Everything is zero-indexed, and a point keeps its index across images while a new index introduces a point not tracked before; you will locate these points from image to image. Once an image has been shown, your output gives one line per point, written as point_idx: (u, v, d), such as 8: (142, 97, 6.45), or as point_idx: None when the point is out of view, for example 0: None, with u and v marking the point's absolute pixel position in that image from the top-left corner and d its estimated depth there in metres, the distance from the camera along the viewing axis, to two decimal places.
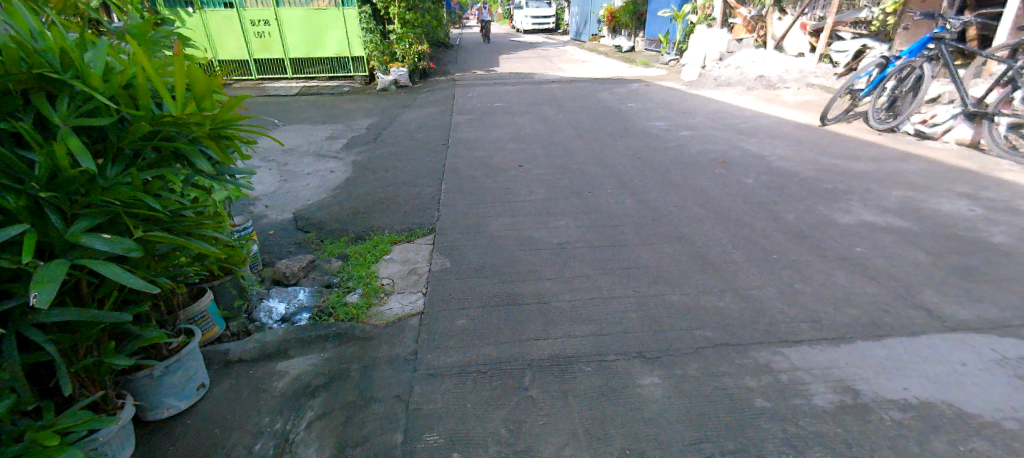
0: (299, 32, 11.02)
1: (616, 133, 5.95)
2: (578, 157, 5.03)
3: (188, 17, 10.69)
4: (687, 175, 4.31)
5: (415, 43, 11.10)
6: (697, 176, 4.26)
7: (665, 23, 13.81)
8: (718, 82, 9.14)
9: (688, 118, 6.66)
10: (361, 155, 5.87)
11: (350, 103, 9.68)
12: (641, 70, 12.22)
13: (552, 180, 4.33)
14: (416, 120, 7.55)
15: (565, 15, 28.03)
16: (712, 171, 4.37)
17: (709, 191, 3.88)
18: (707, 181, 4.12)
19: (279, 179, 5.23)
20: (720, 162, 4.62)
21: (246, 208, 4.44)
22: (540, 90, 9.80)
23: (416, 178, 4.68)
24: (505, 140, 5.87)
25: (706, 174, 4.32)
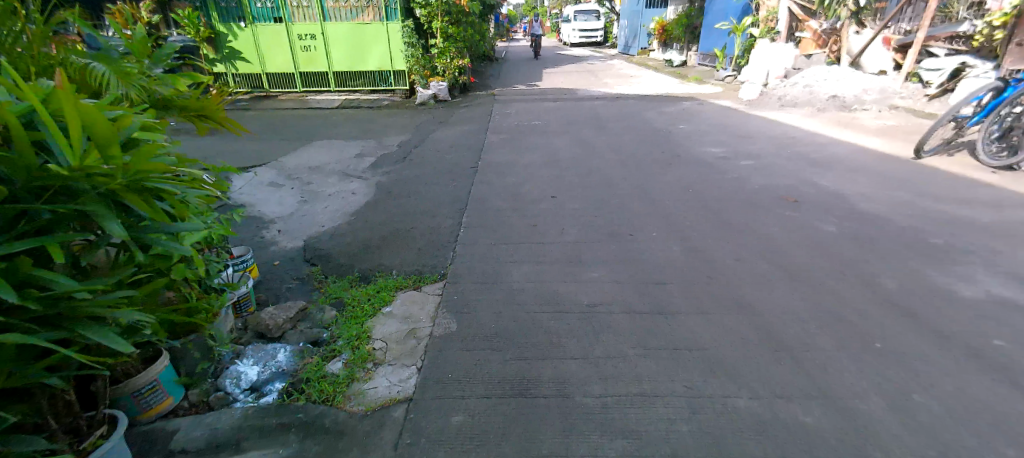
0: (344, 46, 11.05)
1: (665, 161, 5.39)
2: (619, 188, 4.50)
3: (239, 31, 10.82)
4: (749, 216, 3.70)
5: (456, 58, 10.86)
6: (761, 217, 3.67)
7: (723, 37, 13.00)
8: (783, 102, 8.32)
9: (747, 143, 5.97)
10: (387, 176, 5.55)
11: (388, 117, 9.51)
12: (694, 86, 11.47)
13: (589, 217, 3.83)
14: (450, 138, 7.21)
15: (612, 28, 27.48)
16: (779, 212, 3.74)
17: (777, 241, 3.28)
18: (773, 225, 3.51)
19: (299, 199, 4.97)
20: (789, 201, 3.98)
21: (258, 234, 4.13)
22: (582, 108, 9.29)
23: (439, 207, 4.29)
24: (541, 165, 5.41)
25: (771, 215, 3.71)
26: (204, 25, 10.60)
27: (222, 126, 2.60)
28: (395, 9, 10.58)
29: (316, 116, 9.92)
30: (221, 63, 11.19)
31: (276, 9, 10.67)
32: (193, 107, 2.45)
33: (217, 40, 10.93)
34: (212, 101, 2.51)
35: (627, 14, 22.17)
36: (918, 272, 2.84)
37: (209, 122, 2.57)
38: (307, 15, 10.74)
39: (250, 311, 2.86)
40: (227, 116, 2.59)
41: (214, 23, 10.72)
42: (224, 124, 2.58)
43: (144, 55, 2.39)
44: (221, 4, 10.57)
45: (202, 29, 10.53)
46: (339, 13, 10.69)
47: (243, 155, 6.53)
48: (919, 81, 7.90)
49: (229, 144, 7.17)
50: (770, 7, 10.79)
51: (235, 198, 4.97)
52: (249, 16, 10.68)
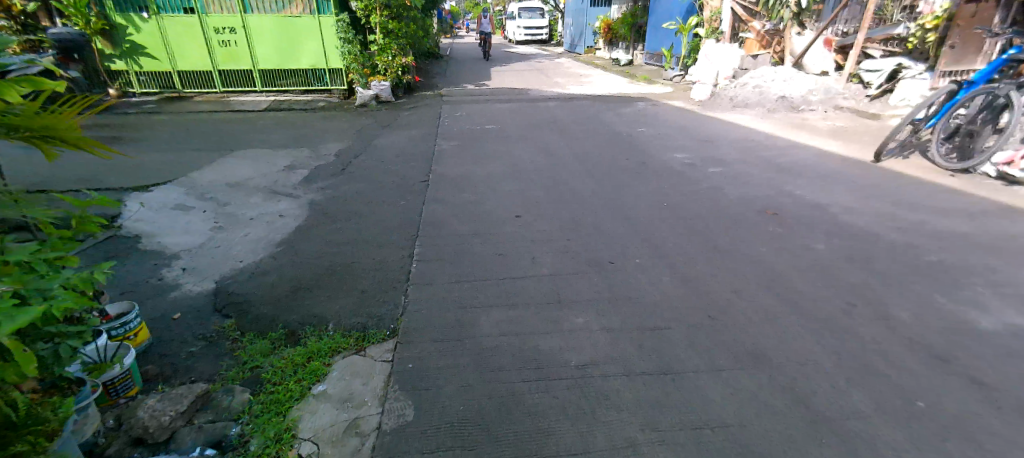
0: (270, 40, 10.23)
1: (629, 169, 5.05)
2: (589, 204, 4.08)
3: (143, 23, 9.85)
4: (736, 233, 3.36)
5: (398, 55, 10.08)
6: (748, 235, 3.34)
7: (670, 37, 12.92)
8: (734, 103, 8.19)
9: (711, 147, 5.76)
10: (322, 194, 5.03)
11: (324, 122, 8.76)
12: (644, 86, 11.32)
13: (561, 241, 3.37)
14: (395, 147, 6.58)
15: (558, 26, 27.37)
16: (764, 227, 3.43)
17: (772, 263, 2.94)
18: (763, 245, 3.17)
19: (212, 225, 4.53)
20: (774, 214, 3.68)
21: (157, 272, 3.71)
22: (536, 110, 8.89)
23: (386, 234, 3.71)
24: (498, 177, 4.92)
25: (759, 231, 3.38)
26: (96, 15, 9.56)
27: (77, 150, 1.90)
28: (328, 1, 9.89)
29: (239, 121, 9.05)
30: (120, 59, 10.14)
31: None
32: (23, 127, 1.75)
33: (114, 33, 9.87)
34: (57, 119, 1.79)
35: (572, 13, 22.06)
36: (932, 298, 2.54)
37: (58, 144, 1.89)
38: (225, 6, 9.91)
39: (129, 394, 2.38)
40: (85, 138, 1.90)
41: (109, 13, 9.69)
42: (80, 147, 1.88)
43: None
44: None
45: (94, 21, 9.51)
46: (263, 5, 9.98)
47: (151, 174, 5.84)
48: (860, 82, 7.98)
49: (139, 163, 6.32)
50: (715, 7, 10.69)
51: (132, 225, 4.52)
52: (153, 7, 9.74)
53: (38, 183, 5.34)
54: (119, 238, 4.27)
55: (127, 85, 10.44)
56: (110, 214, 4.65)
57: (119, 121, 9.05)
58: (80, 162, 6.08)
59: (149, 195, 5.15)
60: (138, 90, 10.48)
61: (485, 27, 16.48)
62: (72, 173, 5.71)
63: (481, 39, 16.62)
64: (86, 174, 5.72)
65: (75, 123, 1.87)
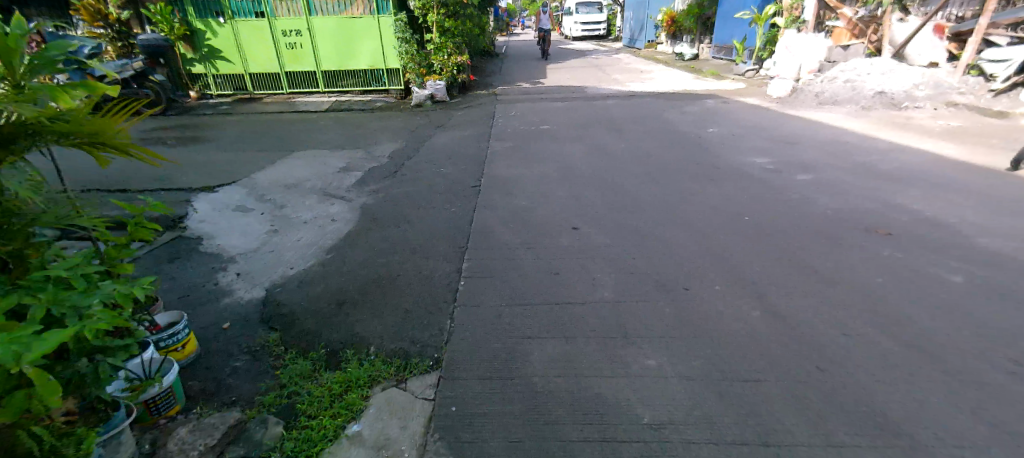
0: (332, 41, 10.44)
1: (699, 174, 4.60)
2: (655, 215, 3.70)
3: (219, 27, 10.31)
4: (832, 256, 2.90)
5: (454, 54, 9.99)
6: (848, 259, 2.86)
7: (743, 27, 12.16)
8: (821, 100, 7.48)
9: (791, 151, 5.19)
10: (374, 197, 4.96)
11: (380, 122, 8.84)
12: (713, 82, 10.60)
13: (625, 258, 3.04)
14: (449, 149, 6.43)
15: (616, 21, 26.61)
16: (867, 250, 2.94)
17: (885, 297, 2.46)
18: (867, 273, 2.70)
19: (268, 229, 4.45)
20: (879, 232, 3.16)
21: (212, 276, 3.66)
22: (594, 108, 8.49)
23: (433, 244, 3.52)
24: (553, 181, 4.62)
25: (861, 254, 2.90)
26: (179, 20, 10.11)
27: (126, 154, 1.93)
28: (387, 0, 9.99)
29: (302, 122, 9.28)
30: (199, 63, 10.69)
31: (257, 3, 10.13)
32: (79, 133, 1.75)
33: (194, 37, 10.39)
34: (110, 123, 1.81)
35: (632, 6, 21.29)
36: None
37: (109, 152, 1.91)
38: (291, 9, 10.20)
39: (172, 413, 2.22)
40: (133, 143, 1.94)
41: (190, 19, 10.21)
42: (129, 152, 1.92)
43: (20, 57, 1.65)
44: None
45: (177, 26, 10.06)
46: (326, 7, 10.15)
47: (213, 174, 5.97)
48: (980, 74, 7.01)
49: (207, 163, 6.53)
50: None
51: (196, 226, 4.52)
52: (228, 11, 10.15)
53: (116, 182, 5.57)
54: (182, 241, 4.24)
55: (206, 87, 10.99)
56: (176, 215, 4.70)
57: (193, 122, 9.51)
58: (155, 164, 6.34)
59: (215, 196, 5.20)
60: (215, 92, 11.01)
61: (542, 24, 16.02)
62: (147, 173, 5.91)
63: (539, 37, 16.24)
64: (160, 173, 5.93)
65: (124, 129, 1.90)
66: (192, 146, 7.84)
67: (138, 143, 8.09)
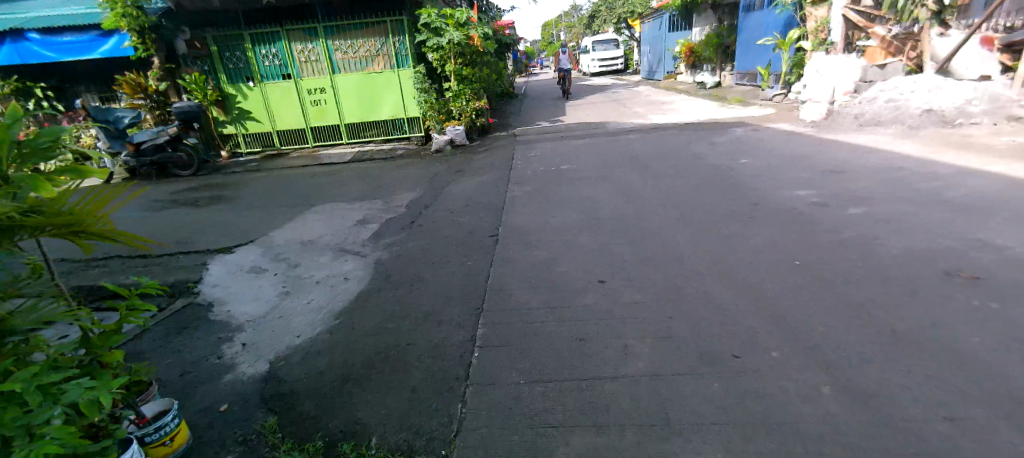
0: (355, 97, 10.69)
1: (734, 216, 4.27)
2: (688, 266, 3.41)
3: (248, 91, 10.63)
4: (900, 315, 2.60)
5: (472, 100, 10.04)
6: (916, 320, 2.55)
7: (766, 53, 11.92)
8: (862, 121, 7.25)
9: (833, 186, 4.84)
10: (389, 251, 4.77)
11: (401, 170, 8.85)
12: (739, 109, 10.30)
13: (659, 320, 2.74)
14: (468, 196, 6.29)
15: (633, 56, 26.73)
16: (937, 305, 2.65)
17: (981, 378, 2.11)
18: (944, 339, 2.39)
19: (279, 291, 4.26)
20: (954, 283, 2.85)
21: (217, 348, 3.42)
22: (616, 143, 8.28)
23: (447, 306, 3.27)
24: (576, 229, 4.39)
25: (932, 314, 2.58)
26: (212, 87, 10.45)
27: (108, 240, 2.02)
28: (406, 55, 10.23)
29: (324, 174, 9.32)
30: (231, 124, 11.01)
31: (285, 66, 10.46)
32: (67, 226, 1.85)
33: (226, 102, 10.73)
34: (94, 214, 1.91)
35: (650, 40, 21.33)
36: None
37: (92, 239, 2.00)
38: (316, 69, 10.48)
39: None
40: (114, 229, 2.02)
41: (223, 85, 10.54)
42: (110, 238, 2.01)
43: (11, 155, 1.77)
44: (229, 65, 10.40)
45: (210, 92, 10.39)
46: (349, 64, 10.42)
47: (228, 234, 5.87)
48: None
49: (231, 223, 6.53)
50: (820, 17, 9.78)
51: (209, 290, 4.37)
52: (257, 75, 10.49)
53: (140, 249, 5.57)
54: (192, 310, 4.05)
55: (236, 146, 11.30)
56: (192, 279, 4.58)
57: (221, 181, 9.66)
58: (181, 228, 6.38)
59: (231, 258, 5.06)
60: (244, 150, 11.29)
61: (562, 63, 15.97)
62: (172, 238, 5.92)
63: (559, 76, 16.22)
64: (183, 238, 5.91)
65: (107, 218, 2.01)
66: (219, 205, 7.94)
67: (165, 204, 8.20)
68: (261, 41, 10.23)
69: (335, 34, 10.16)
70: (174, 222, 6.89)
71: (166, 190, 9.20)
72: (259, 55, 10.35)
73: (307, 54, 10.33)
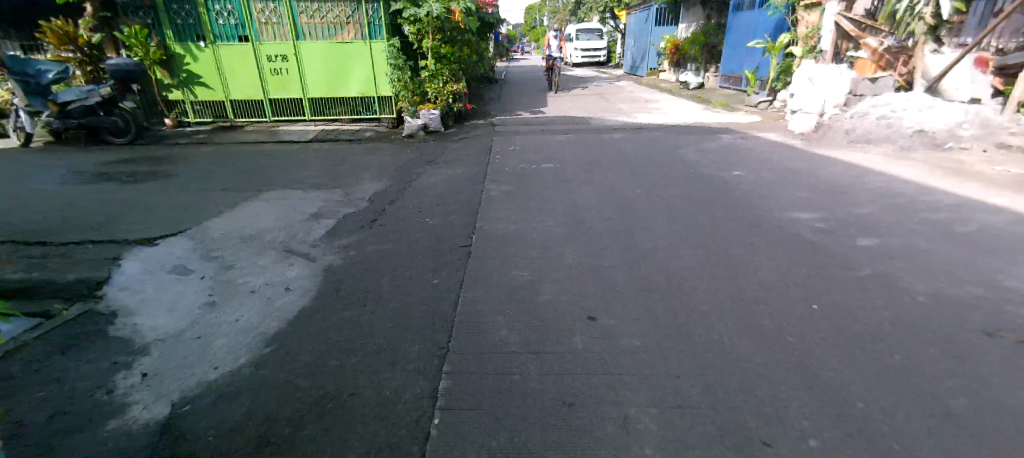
0: (321, 67, 9.79)
1: (735, 242, 3.86)
2: (692, 302, 2.94)
3: (199, 52, 9.68)
4: (949, 387, 2.17)
5: (450, 82, 9.29)
6: (970, 397, 2.11)
7: (754, 56, 11.72)
8: (852, 138, 6.98)
9: (837, 208, 4.47)
10: (344, 256, 4.45)
11: (368, 154, 8.15)
12: (724, 114, 10.04)
13: (665, 380, 2.26)
14: (440, 196, 5.75)
15: (617, 48, 26.40)
16: (991, 379, 2.23)
17: None
18: (1010, 427, 1.95)
19: (206, 302, 3.81)
20: (994, 345, 2.46)
21: (109, 377, 2.77)
22: (600, 142, 7.85)
23: (405, 341, 2.71)
24: (560, 249, 3.91)
25: (992, 390, 2.15)
26: (156, 45, 9.44)
27: None
28: (380, 26, 9.43)
29: (280, 154, 8.47)
30: (177, 89, 10.01)
31: (243, 26, 9.54)
32: None
33: (171, 62, 9.73)
34: None
35: (635, 34, 21.01)
36: None
37: None
38: (277, 32, 9.57)
39: None
40: None
41: (169, 43, 9.57)
42: None
43: None
44: (178, 20, 9.45)
45: (152, 50, 9.36)
46: (316, 30, 9.54)
47: (162, 218, 5.51)
48: None
49: (168, 209, 5.86)
50: (812, 22, 9.69)
51: (118, 297, 3.93)
52: (209, 35, 9.55)
53: (41, 242, 4.91)
54: (97, 321, 3.57)
55: (183, 115, 10.27)
56: (95, 278, 4.20)
57: (159, 153, 8.65)
58: (111, 215, 5.64)
59: (152, 251, 4.71)
60: (193, 120, 10.26)
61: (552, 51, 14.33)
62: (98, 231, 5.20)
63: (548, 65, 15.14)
64: (104, 232, 5.14)
65: None
66: (159, 181, 7.12)
67: (93, 177, 7.30)
68: None
69: None
70: (99, 201, 6.22)
71: (95, 160, 8.19)
72: (213, 12, 9.43)
73: (268, 15, 9.42)
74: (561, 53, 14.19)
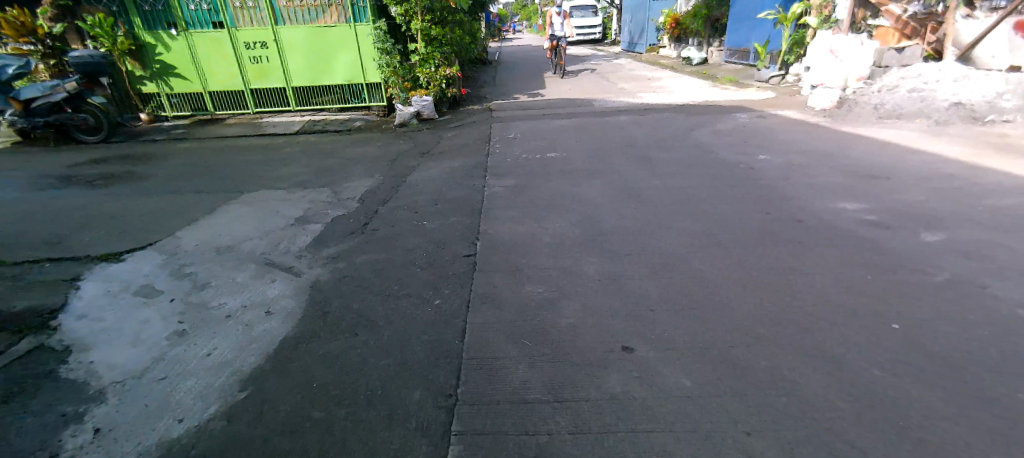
0: (303, 54, 9.17)
1: (775, 241, 3.40)
2: (742, 322, 2.51)
3: (171, 40, 9.06)
4: None
5: (442, 66, 8.69)
6: None
7: (762, 28, 11.09)
8: (881, 113, 6.45)
9: (881, 195, 3.99)
10: (332, 270, 4.01)
11: (357, 146, 7.62)
12: (733, 91, 9.49)
13: (730, 436, 1.82)
14: (437, 193, 5.27)
15: (613, 25, 25.61)
16: None
17: None
18: None
19: (173, 332, 3.49)
20: None
21: (57, 435, 2.54)
22: (605, 125, 7.34)
23: (404, 389, 2.32)
24: (577, 259, 3.46)
25: None
26: (123, 34, 8.85)
27: None
28: (364, 7, 8.79)
29: (262, 149, 7.93)
30: (151, 81, 9.41)
31: (216, 12, 8.91)
32: None
33: (142, 53, 9.14)
34: None
35: (631, 10, 20.30)
36: None
37: None
38: (254, 18, 8.94)
39: None
40: None
41: (138, 32, 8.97)
42: None
43: None
44: (146, 7, 8.82)
45: (121, 41, 8.78)
46: (295, 14, 8.91)
47: (130, 232, 5.11)
48: None
49: (138, 218, 5.44)
50: None
51: (73, 328, 3.65)
52: (181, 22, 8.93)
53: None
54: (53, 360, 3.30)
55: (159, 109, 9.69)
56: (47, 306, 3.92)
57: (135, 151, 8.12)
58: (75, 229, 5.23)
59: (118, 268, 4.45)
60: (169, 114, 9.70)
61: (554, 30, 12.68)
62: (63, 251, 4.76)
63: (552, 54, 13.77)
64: (68, 249, 4.81)
65: None
66: (132, 184, 6.62)
67: (61, 181, 6.80)
68: None
69: None
70: (63, 210, 5.77)
71: (65, 161, 7.65)
72: None
73: None
74: (564, 32, 12.57)
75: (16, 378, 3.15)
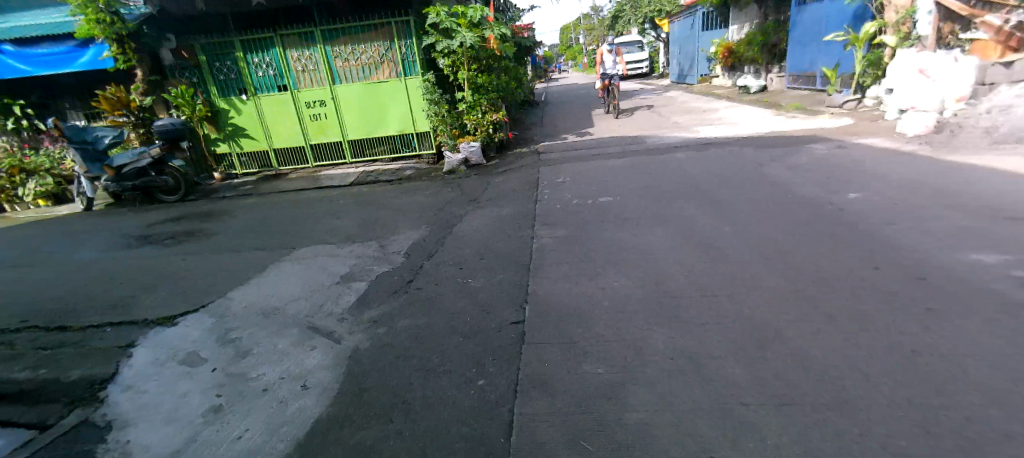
0: (357, 109, 9.42)
1: (890, 312, 2.83)
2: (869, 436, 2.04)
3: (242, 105, 9.58)
4: None
5: (489, 111, 8.63)
6: None
7: (829, 50, 10.31)
8: (994, 139, 5.61)
9: (1016, 245, 3.34)
10: (373, 336, 3.73)
11: (407, 196, 7.57)
12: (803, 119, 8.73)
13: None
14: (484, 245, 4.97)
15: (660, 59, 25.27)
16: None
17: None
18: None
19: (208, 407, 3.23)
20: None
21: None
22: (662, 163, 6.87)
23: None
24: (644, 329, 3.03)
25: None
26: (202, 102, 9.48)
27: None
28: (415, 62, 8.98)
29: (317, 202, 8.04)
30: (224, 142, 9.95)
31: (281, 76, 9.35)
32: None
33: (217, 118, 9.73)
34: None
35: (679, 42, 19.90)
36: None
37: None
38: (314, 79, 9.31)
39: None
40: None
41: (214, 99, 9.55)
42: None
43: None
44: (221, 76, 9.40)
45: (199, 108, 9.41)
46: (351, 73, 9.20)
47: (185, 293, 5.10)
48: None
49: (195, 278, 5.47)
50: (903, 6, 8.23)
51: (118, 397, 3.44)
52: (250, 87, 9.42)
53: (62, 327, 4.59)
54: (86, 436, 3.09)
55: (231, 167, 10.20)
56: (100, 375, 3.72)
57: (206, 209, 8.48)
58: (136, 290, 5.30)
59: (169, 334, 4.26)
60: (240, 172, 10.20)
61: (606, 68, 12.24)
62: (122, 313, 4.78)
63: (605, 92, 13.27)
64: (127, 311, 4.81)
65: None
66: (194, 243, 6.78)
67: (136, 241, 7.12)
68: (254, 48, 9.17)
69: (335, 39, 8.97)
70: (131, 270, 5.93)
71: (144, 221, 8.09)
72: (252, 65, 9.30)
73: (304, 62, 9.17)
74: (617, 70, 12.11)
75: (54, 455, 2.92)
